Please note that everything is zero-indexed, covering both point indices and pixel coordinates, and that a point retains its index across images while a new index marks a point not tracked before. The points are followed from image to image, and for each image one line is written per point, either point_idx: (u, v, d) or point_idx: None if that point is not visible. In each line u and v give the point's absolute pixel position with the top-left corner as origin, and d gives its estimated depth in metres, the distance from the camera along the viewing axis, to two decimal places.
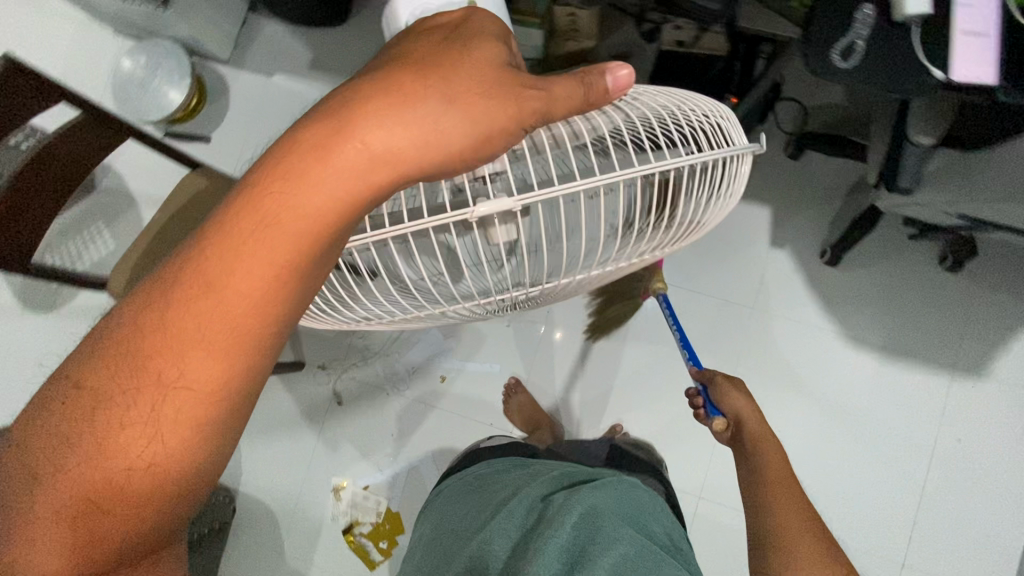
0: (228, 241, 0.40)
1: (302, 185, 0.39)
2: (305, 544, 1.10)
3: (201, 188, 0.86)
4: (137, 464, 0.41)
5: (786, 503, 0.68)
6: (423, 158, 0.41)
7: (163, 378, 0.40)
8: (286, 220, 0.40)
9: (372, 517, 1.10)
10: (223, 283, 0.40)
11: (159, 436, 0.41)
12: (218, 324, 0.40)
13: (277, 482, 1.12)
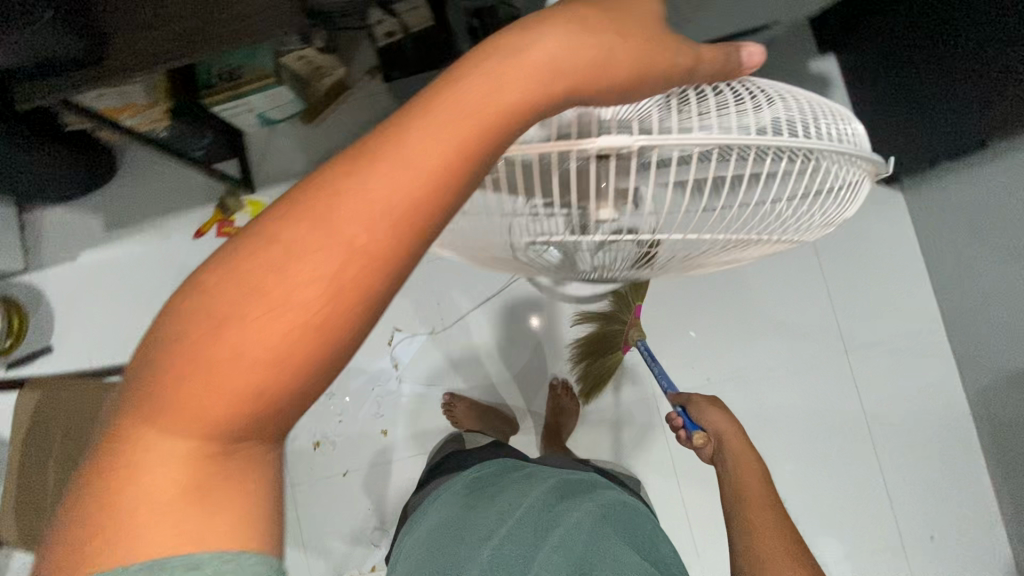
0: (309, 206, 0.35)
1: (375, 167, 0.35)
2: (370, 550, 1.48)
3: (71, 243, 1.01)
4: (205, 370, 0.35)
5: (767, 530, 0.83)
6: (600, 81, 0.42)
7: (255, 270, 0.35)
8: (389, 168, 0.35)
9: None
10: (306, 237, 0.34)
11: (243, 371, 0.34)
12: (349, 220, 0.34)
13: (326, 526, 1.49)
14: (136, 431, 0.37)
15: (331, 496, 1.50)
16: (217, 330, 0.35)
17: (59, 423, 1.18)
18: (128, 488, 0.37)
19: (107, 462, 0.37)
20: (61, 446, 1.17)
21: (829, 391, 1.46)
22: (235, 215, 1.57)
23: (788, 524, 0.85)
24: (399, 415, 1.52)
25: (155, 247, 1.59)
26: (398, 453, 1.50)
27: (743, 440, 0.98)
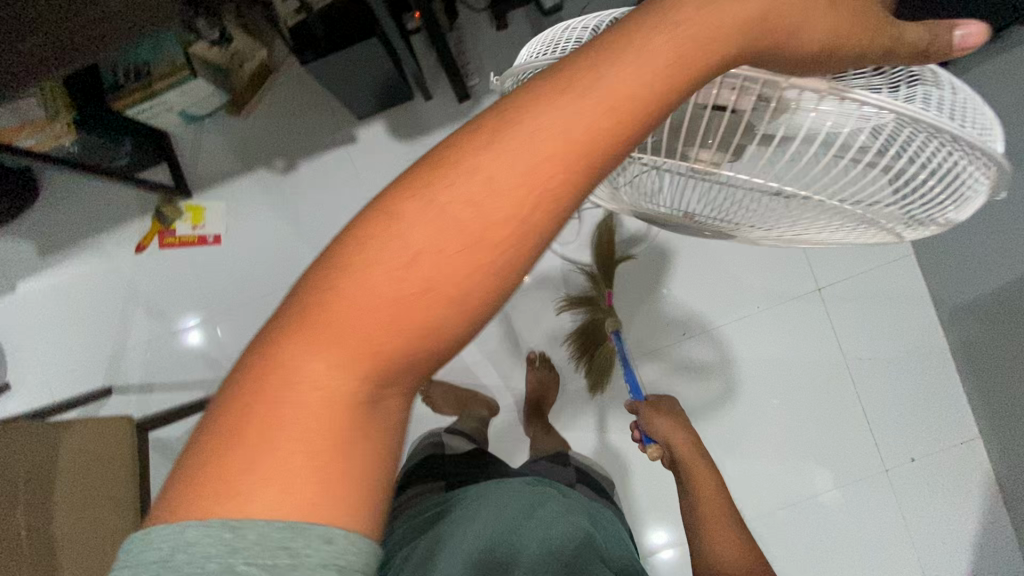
0: (502, 128, 0.32)
1: (550, 113, 0.31)
2: None
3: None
4: (330, 317, 0.31)
5: (725, 545, 0.82)
6: (794, 23, 0.38)
7: (440, 171, 0.32)
8: (579, 108, 0.31)
9: None
10: (488, 159, 0.31)
11: (391, 281, 0.31)
12: (507, 166, 0.31)
13: None
14: (258, 380, 0.32)
15: None
16: (368, 263, 0.31)
17: (8, 475, 1.02)
18: (254, 422, 0.31)
19: (220, 411, 0.32)
20: (21, 500, 1.02)
21: (805, 336, 1.46)
22: (176, 223, 1.49)
23: (745, 534, 0.84)
24: None
25: (95, 267, 1.51)
26: None
27: (698, 447, 0.95)
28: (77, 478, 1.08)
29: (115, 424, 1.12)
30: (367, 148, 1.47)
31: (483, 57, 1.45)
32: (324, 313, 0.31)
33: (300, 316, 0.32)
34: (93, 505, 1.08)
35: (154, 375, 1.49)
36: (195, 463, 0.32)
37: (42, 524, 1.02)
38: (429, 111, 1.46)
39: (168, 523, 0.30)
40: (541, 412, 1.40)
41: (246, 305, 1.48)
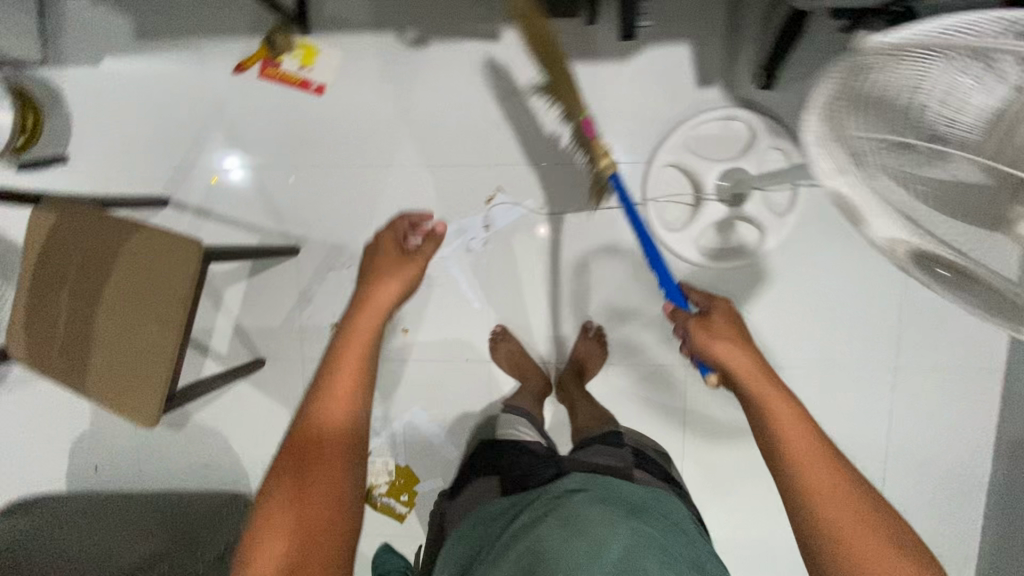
0: (364, 300, 0.91)
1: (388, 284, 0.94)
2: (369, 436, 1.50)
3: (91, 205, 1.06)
4: (351, 338, 0.85)
5: (828, 495, 0.69)
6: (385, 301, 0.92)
7: (349, 336, 0.85)
8: (383, 291, 0.93)
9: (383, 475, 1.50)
10: (374, 297, 0.92)
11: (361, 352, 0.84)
12: (362, 327, 0.86)
13: None
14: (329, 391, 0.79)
15: None
16: (329, 389, 0.79)
17: (67, 255, 1.04)
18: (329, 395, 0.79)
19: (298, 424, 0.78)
20: (71, 284, 1.04)
21: (863, 407, 1.40)
22: (284, 57, 1.37)
23: (849, 474, 0.71)
24: (422, 317, 1.45)
25: (186, 71, 1.40)
26: (414, 353, 1.46)
27: (768, 379, 0.79)
28: (120, 285, 1.03)
29: (168, 245, 1.02)
30: (507, 52, 1.34)
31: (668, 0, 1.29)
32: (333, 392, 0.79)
33: (329, 370, 0.81)
34: (128, 318, 1.04)
35: (214, 203, 1.44)
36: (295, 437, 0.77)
37: (79, 314, 1.05)
38: (587, 37, 1.32)
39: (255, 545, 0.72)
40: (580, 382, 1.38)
41: (328, 168, 1.41)
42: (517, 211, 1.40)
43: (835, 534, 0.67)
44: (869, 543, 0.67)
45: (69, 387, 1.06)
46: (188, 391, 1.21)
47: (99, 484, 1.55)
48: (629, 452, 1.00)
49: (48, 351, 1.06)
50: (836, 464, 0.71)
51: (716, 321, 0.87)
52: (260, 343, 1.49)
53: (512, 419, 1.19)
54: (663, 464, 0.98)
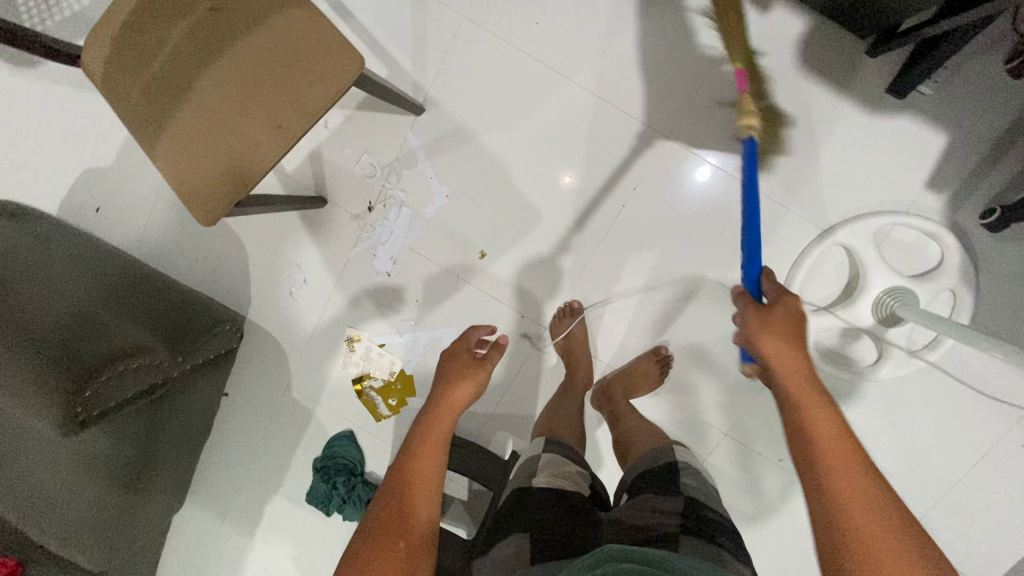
0: (434, 407, 0.96)
1: (457, 389, 1.00)
2: (390, 330, 1.38)
3: None
4: (429, 421, 0.94)
5: (849, 497, 0.63)
6: (458, 405, 0.98)
7: (445, 399, 0.99)
8: (451, 401, 0.98)
9: (382, 373, 1.40)
10: (442, 401, 0.98)
11: (432, 431, 0.92)
12: (455, 399, 0.98)
13: (363, 275, 1.35)
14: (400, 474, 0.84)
15: (392, 261, 1.34)
16: (416, 440, 0.90)
17: None
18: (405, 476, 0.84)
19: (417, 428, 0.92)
20: (194, 23, 0.83)
21: None
22: None
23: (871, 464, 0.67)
24: (507, 250, 1.30)
25: None
26: (477, 279, 1.32)
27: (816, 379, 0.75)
28: (245, 59, 0.83)
29: (326, 49, 0.81)
30: (765, 30, 1.12)
31: (960, 80, 1.09)
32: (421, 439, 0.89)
33: (428, 415, 0.95)
34: (235, 100, 0.84)
35: (359, 8, 1.20)
36: (396, 477, 0.84)
37: (184, 63, 0.85)
38: (854, 65, 1.11)
39: (367, 529, 0.77)
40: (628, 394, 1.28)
41: (502, 42, 1.18)
42: (664, 203, 1.23)
43: (847, 519, 0.62)
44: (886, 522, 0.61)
45: (134, 133, 0.89)
46: (249, 205, 1.05)
47: (97, 227, 1.40)
48: (672, 502, 0.78)
49: (131, 83, 0.87)
50: (853, 443, 0.68)
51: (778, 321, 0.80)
52: (328, 180, 1.31)
53: (544, 465, 0.90)
54: (701, 505, 0.77)
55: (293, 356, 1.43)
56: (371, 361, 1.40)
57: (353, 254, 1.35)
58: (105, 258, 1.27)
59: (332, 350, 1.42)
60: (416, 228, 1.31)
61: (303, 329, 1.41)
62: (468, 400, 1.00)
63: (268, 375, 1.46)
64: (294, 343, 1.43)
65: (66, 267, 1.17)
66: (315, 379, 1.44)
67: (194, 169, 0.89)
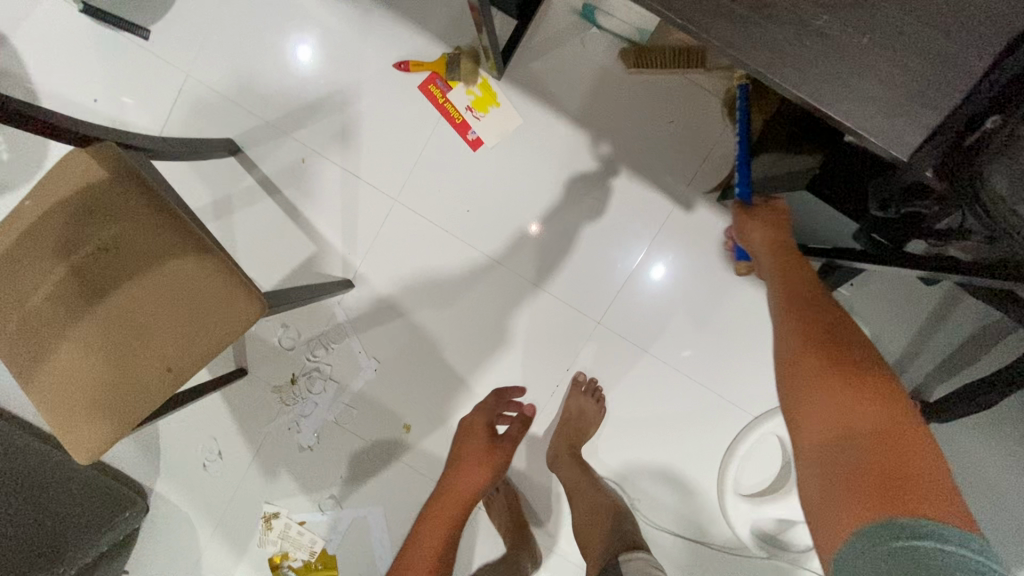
0: (446, 490, 1.08)
1: (465, 474, 1.08)
2: (312, 506, 1.28)
3: (137, 192, 0.77)
4: (438, 504, 1.07)
5: (812, 383, 0.62)
6: (467, 486, 1.08)
7: (455, 484, 1.08)
8: (460, 481, 1.08)
9: (302, 553, 1.29)
10: (455, 484, 1.08)
11: (443, 512, 1.06)
12: (461, 488, 1.07)
13: (284, 449, 1.26)
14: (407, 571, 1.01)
15: (316, 435, 1.25)
16: (430, 513, 1.07)
17: (88, 230, 0.77)
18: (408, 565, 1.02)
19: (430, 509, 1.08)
20: (79, 260, 0.77)
21: None
22: (459, 84, 1.12)
23: (871, 382, 0.60)
24: (436, 426, 1.22)
25: (340, 28, 1.14)
26: (407, 455, 1.24)
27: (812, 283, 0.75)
28: (137, 299, 0.78)
29: (223, 293, 0.77)
30: (692, 226, 1.13)
31: (875, 281, 1.13)
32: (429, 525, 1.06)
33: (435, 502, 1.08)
34: (123, 338, 0.79)
35: (288, 184, 1.17)
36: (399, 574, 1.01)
37: (67, 299, 0.78)
38: None
39: None
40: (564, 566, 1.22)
41: (433, 222, 1.17)
42: (600, 383, 1.20)
43: (808, 395, 0.62)
44: (851, 412, 0.58)
45: (6, 365, 0.80)
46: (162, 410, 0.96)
47: None
48: None
49: (6, 317, 0.79)
50: (853, 368, 0.61)
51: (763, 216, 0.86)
52: (248, 350, 1.23)
53: None
54: None
55: (205, 531, 1.31)
56: (290, 539, 1.29)
57: (273, 427, 1.26)
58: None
59: (248, 526, 1.30)
60: (341, 403, 1.23)
61: (217, 502, 1.30)
62: (479, 478, 1.08)
63: (176, 550, 1.32)
64: (206, 518, 1.30)
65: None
66: (226, 557, 1.31)
67: (69, 408, 0.80)
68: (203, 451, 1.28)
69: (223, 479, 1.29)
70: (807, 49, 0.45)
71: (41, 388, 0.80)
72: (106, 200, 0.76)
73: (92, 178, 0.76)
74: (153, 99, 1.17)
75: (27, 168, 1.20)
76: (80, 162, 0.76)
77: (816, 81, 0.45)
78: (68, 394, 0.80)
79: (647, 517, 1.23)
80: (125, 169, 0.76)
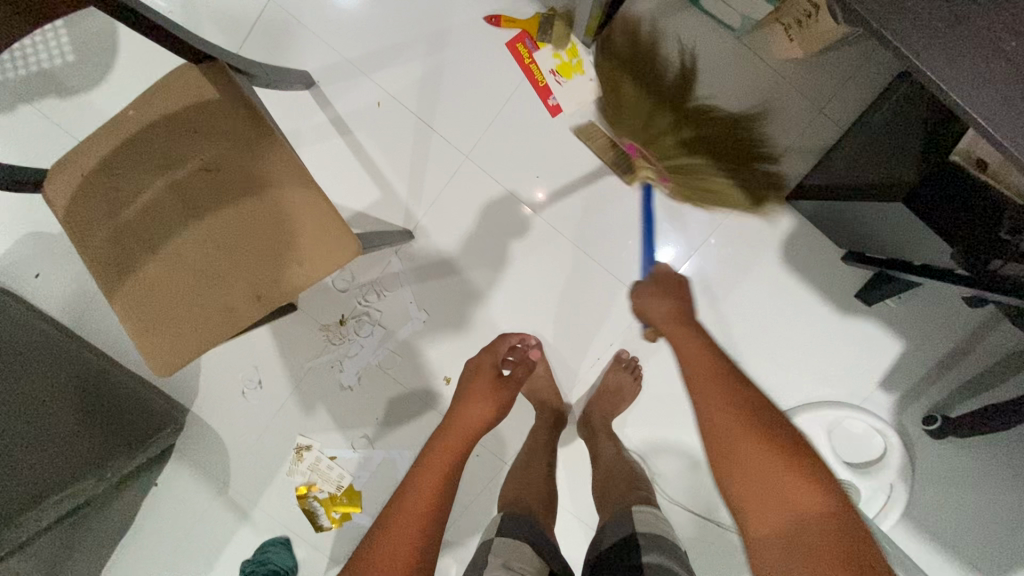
0: (447, 427, 0.84)
1: (470, 410, 0.87)
2: (343, 443, 1.32)
3: (244, 118, 0.78)
4: (442, 435, 0.83)
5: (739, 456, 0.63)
6: (479, 423, 0.86)
7: (460, 418, 0.86)
8: (467, 416, 0.86)
9: (327, 485, 1.33)
10: (459, 417, 0.86)
11: (449, 447, 0.81)
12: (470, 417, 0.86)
13: (324, 385, 1.29)
14: (395, 515, 0.70)
15: (357, 376, 1.28)
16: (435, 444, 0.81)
17: (190, 148, 0.78)
18: (397, 504, 0.72)
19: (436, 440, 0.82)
20: (179, 178, 0.78)
21: None
22: (548, 48, 1.12)
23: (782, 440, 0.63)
24: None
25: None
26: (442, 406, 1.27)
27: (724, 397, 0.67)
28: (228, 226, 0.79)
29: (308, 223, 0.78)
30: (754, 220, 1.15)
31: (920, 297, 1.17)
32: (442, 445, 0.80)
33: (439, 434, 0.83)
34: (207, 261, 0.79)
35: (359, 125, 1.16)
36: (388, 514, 0.71)
37: (159, 215, 0.79)
38: (833, 265, 1.16)
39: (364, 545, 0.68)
40: (578, 529, 1.24)
41: (499, 182, 1.17)
42: (639, 361, 1.22)
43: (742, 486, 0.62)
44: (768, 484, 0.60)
45: (90, 274, 0.81)
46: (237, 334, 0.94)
47: (40, 293, 1.32)
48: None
49: (98, 226, 0.80)
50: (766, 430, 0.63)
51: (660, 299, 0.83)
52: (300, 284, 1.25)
53: (501, 546, 0.78)
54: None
55: (236, 454, 1.34)
56: (319, 471, 1.33)
57: (315, 363, 1.29)
58: (67, 356, 1.21)
59: (279, 453, 1.34)
60: (385, 348, 1.26)
61: (252, 427, 1.33)
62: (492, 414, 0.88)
63: (206, 468, 1.36)
64: (238, 442, 1.34)
65: (39, 360, 1.14)
66: (252, 483, 1.35)
67: (150, 324, 0.81)
68: (243, 377, 1.31)
69: (260, 406, 1.32)
70: (988, 71, 0.46)
71: (122, 298, 0.81)
72: (211, 120, 0.77)
73: (203, 98, 0.77)
74: (230, 19, 1.14)
75: (89, 75, 1.17)
76: (192, 80, 0.77)
77: (990, 103, 0.47)
78: (149, 309, 0.81)
79: (663, 491, 1.29)
80: (238, 93, 0.78)
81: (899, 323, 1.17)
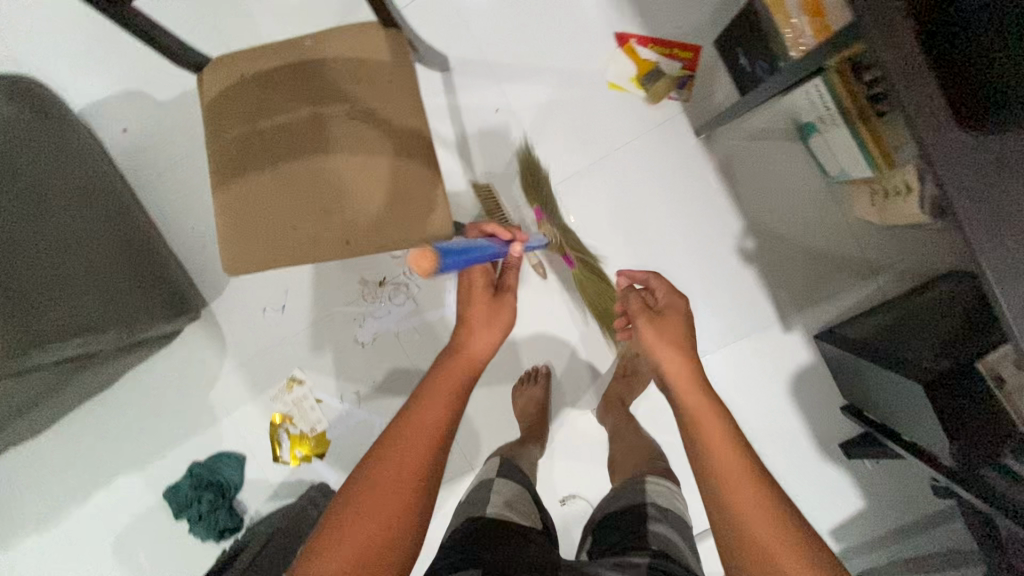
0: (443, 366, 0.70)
1: (467, 334, 0.73)
2: (334, 392, 1.37)
3: (402, 88, 0.85)
4: (436, 377, 0.69)
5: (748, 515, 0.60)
6: (477, 355, 0.72)
7: (459, 353, 0.71)
8: (469, 347, 0.72)
9: (302, 423, 1.38)
10: (457, 357, 0.71)
11: (443, 397, 0.67)
12: (393, 468, 0.62)
13: (341, 332, 1.35)
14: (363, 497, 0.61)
15: (373, 336, 1.34)
16: (422, 395, 0.68)
17: (345, 92, 0.85)
18: (366, 480, 0.62)
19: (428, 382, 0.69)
20: (324, 113, 0.85)
21: None
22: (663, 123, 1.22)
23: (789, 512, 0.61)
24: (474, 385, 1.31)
25: (589, 21, 1.22)
26: None
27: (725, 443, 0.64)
28: (345, 170, 0.85)
29: (417, 196, 0.85)
30: (780, 343, 1.24)
31: (894, 467, 1.25)
32: (426, 398, 0.67)
33: (427, 380, 0.69)
34: (317, 191, 0.86)
35: (471, 121, 1.25)
36: (352, 488, 0.62)
37: (292, 138, 0.86)
38: (831, 411, 1.24)
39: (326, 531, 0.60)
40: None
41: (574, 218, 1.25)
42: None
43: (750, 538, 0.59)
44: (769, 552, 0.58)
45: (208, 159, 0.88)
46: None
47: (120, 148, 1.38)
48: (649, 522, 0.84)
49: (235, 124, 0.87)
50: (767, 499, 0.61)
51: (660, 323, 0.76)
52: None
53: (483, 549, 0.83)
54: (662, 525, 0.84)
55: (233, 362, 1.39)
56: (301, 409, 1.38)
57: (342, 311, 1.35)
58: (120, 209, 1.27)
59: (272, 377, 1.38)
60: (410, 322, 1.33)
61: (258, 344, 1.38)
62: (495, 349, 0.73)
63: (199, 363, 1.40)
64: (240, 353, 1.39)
65: (64, 203, 1.12)
66: (235, 394, 1.39)
67: (246, 225, 0.87)
68: (271, 295, 1.37)
69: (274, 329, 1.37)
70: None
71: (230, 194, 0.87)
72: (374, 77, 0.85)
73: (375, 56, 0.85)
74: None
75: None
76: (371, 39, 0.85)
77: None
78: (250, 212, 0.87)
79: None
80: (404, 65, 0.86)
81: (867, 480, 1.26)
